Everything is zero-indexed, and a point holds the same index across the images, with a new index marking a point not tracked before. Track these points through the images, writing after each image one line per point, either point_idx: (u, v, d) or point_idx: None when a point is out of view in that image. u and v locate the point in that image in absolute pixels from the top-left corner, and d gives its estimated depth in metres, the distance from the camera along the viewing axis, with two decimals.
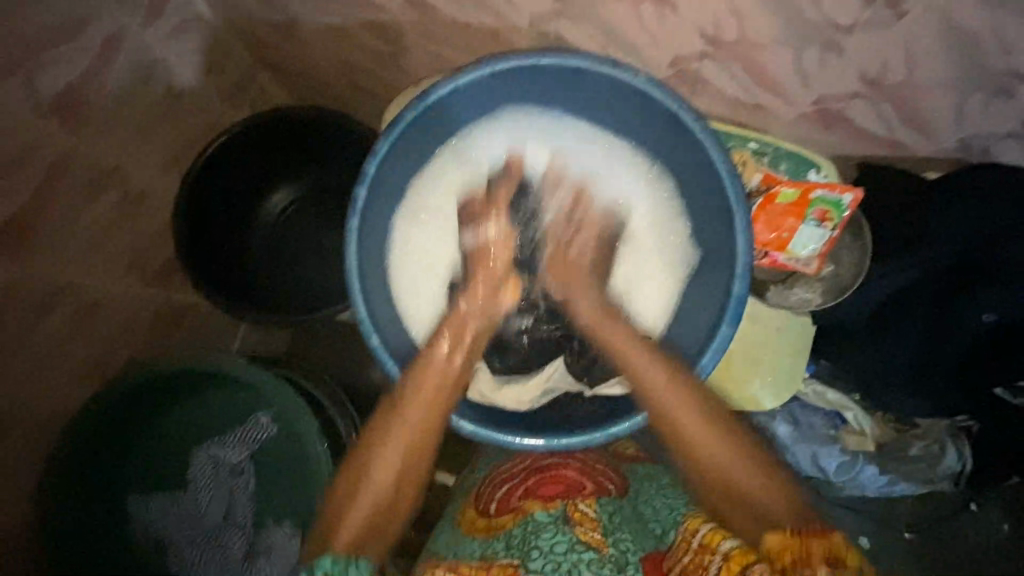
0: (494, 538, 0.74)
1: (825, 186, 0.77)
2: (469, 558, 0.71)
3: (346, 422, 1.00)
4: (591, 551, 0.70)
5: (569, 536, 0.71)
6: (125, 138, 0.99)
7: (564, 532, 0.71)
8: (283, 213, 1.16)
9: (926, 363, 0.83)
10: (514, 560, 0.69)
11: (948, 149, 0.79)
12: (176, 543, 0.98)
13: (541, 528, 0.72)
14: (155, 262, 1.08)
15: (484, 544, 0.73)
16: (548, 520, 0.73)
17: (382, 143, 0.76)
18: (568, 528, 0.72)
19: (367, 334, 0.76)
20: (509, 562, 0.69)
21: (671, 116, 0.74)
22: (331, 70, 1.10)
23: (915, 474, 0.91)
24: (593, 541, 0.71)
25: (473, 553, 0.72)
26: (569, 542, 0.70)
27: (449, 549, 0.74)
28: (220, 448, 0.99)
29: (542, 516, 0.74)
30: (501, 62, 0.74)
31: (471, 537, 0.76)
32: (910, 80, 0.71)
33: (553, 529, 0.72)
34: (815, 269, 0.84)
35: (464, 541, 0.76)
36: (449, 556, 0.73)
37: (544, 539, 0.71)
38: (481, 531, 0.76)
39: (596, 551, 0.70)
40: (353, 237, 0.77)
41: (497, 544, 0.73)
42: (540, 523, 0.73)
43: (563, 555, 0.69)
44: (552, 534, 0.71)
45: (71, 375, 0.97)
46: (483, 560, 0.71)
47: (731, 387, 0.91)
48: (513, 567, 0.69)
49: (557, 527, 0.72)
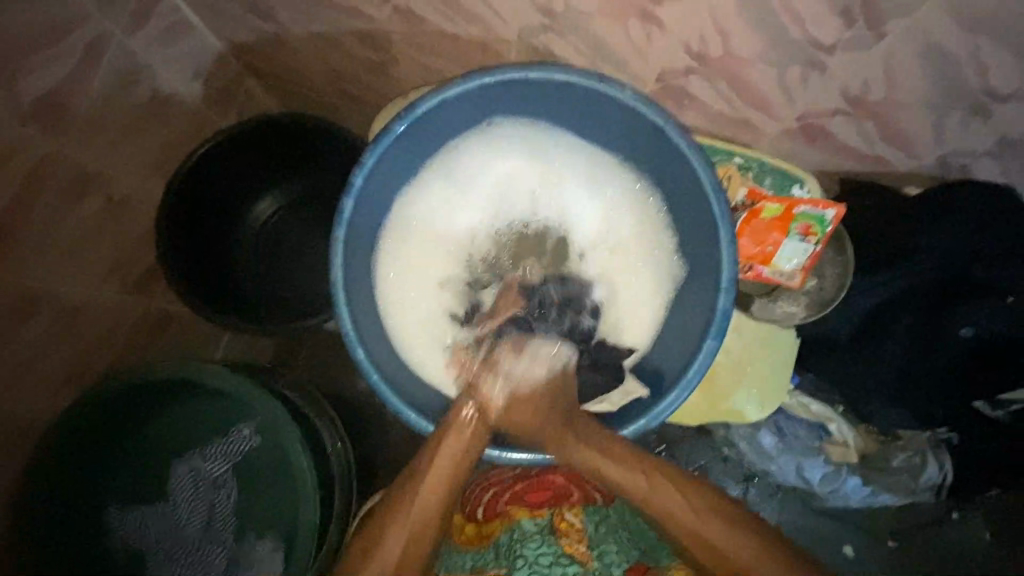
0: (485, 550, 0.76)
1: (808, 202, 0.79)
2: (460, 570, 0.74)
3: (330, 433, 0.99)
4: (575, 565, 0.72)
5: (554, 547, 0.74)
6: (108, 144, 0.98)
7: (551, 543, 0.74)
8: (270, 221, 1.16)
9: (906, 374, 0.85)
10: (501, 571, 0.72)
11: (927, 165, 0.81)
12: (155, 557, 0.95)
13: (528, 537, 0.75)
14: (137, 269, 1.06)
15: (475, 556, 0.76)
16: (534, 530, 0.76)
17: (369, 156, 0.76)
18: (554, 539, 0.75)
19: (352, 346, 0.76)
20: (495, 572, 0.72)
21: (657, 131, 0.75)
22: (320, 78, 1.09)
23: (898, 487, 0.92)
24: (578, 554, 0.74)
25: (465, 565, 0.75)
26: (553, 554, 0.73)
27: (443, 564, 0.76)
28: (201, 460, 0.97)
29: (528, 525, 0.77)
30: (488, 76, 0.75)
31: (463, 550, 0.77)
32: (891, 98, 0.72)
33: (539, 540, 0.75)
34: (799, 283, 0.83)
35: (456, 554, 0.77)
36: (442, 572, 0.75)
37: (530, 549, 0.74)
38: (471, 541, 0.78)
39: (580, 564, 0.73)
40: (339, 249, 0.76)
41: (488, 554, 0.75)
42: (526, 533, 0.76)
43: (548, 567, 0.72)
44: (537, 545, 0.74)
45: (48, 386, 0.95)
46: (473, 572, 0.74)
47: (718, 399, 0.91)
48: None
49: (543, 538, 0.75)
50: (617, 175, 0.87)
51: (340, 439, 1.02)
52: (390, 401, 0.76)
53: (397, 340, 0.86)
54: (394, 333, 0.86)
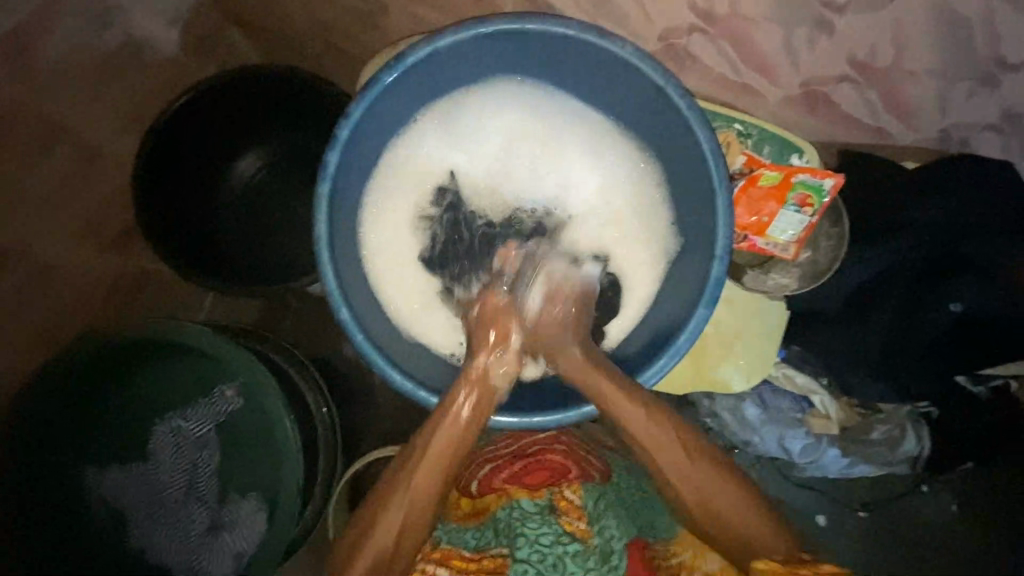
0: (484, 524, 0.76)
1: (807, 170, 0.77)
2: (463, 547, 0.74)
3: (316, 396, 0.98)
4: (576, 544, 0.71)
5: (555, 527, 0.72)
6: (80, 88, 0.93)
7: (551, 523, 0.73)
8: (253, 178, 1.11)
9: (897, 345, 0.84)
10: (504, 550, 0.72)
11: (928, 139, 0.80)
12: (137, 516, 0.94)
13: (528, 517, 0.73)
14: (111, 226, 1.02)
15: (476, 532, 0.75)
16: (534, 510, 0.74)
17: (357, 107, 0.73)
18: (554, 519, 0.73)
19: (336, 306, 0.74)
20: (499, 551, 0.72)
21: (657, 90, 0.72)
22: (308, 30, 1.04)
23: (875, 458, 0.93)
24: (578, 531, 0.72)
25: (467, 541, 0.74)
26: (554, 534, 0.72)
27: (446, 537, 0.75)
28: (182, 420, 0.95)
29: (528, 504, 0.75)
30: (483, 25, 0.71)
31: (463, 525, 0.77)
32: (896, 64, 0.71)
33: (539, 520, 0.73)
34: (792, 255, 0.83)
35: (456, 528, 0.77)
36: (443, 543, 0.75)
37: (531, 529, 0.72)
38: (470, 517, 0.77)
39: (581, 542, 0.71)
40: (323, 203, 0.73)
41: (486, 532, 0.75)
42: (526, 513, 0.74)
43: (549, 547, 0.71)
44: (538, 525, 0.72)
45: (21, 341, 0.92)
46: (476, 550, 0.73)
47: (704, 369, 0.92)
48: (503, 556, 0.72)
49: (543, 518, 0.73)
50: (614, 139, 0.84)
51: (324, 403, 1.00)
52: (374, 361, 0.74)
53: (386, 305, 0.84)
54: (381, 298, 0.84)
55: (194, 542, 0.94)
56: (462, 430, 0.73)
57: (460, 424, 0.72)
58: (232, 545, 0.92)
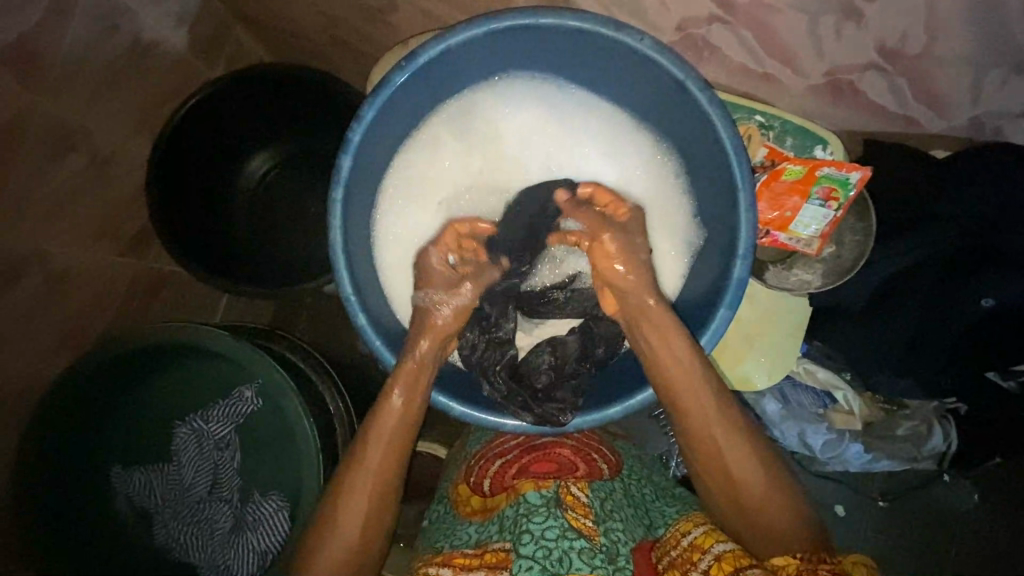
0: (489, 520, 0.71)
1: (833, 164, 0.75)
2: (464, 545, 0.69)
3: (334, 394, 0.97)
4: (583, 540, 0.64)
5: (561, 520, 0.65)
6: (92, 92, 0.93)
7: (556, 516, 0.66)
8: (264, 179, 1.11)
9: (923, 342, 0.82)
10: (506, 544, 0.66)
11: (959, 128, 0.77)
12: (163, 515, 0.96)
13: (533, 511, 0.67)
14: (127, 231, 1.03)
15: (479, 528, 0.71)
16: (540, 503, 0.68)
17: (368, 109, 0.71)
18: (560, 512, 0.66)
19: (353, 312, 0.73)
20: (502, 545, 0.66)
21: (675, 84, 0.70)
22: (313, 27, 1.02)
23: (900, 453, 0.92)
24: (586, 529, 0.65)
25: (468, 540, 0.70)
26: (559, 528, 0.65)
27: (445, 539, 0.72)
28: (203, 422, 0.96)
29: (534, 497, 0.69)
30: (497, 22, 0.69)
31: (468, 522, 0.73)
32: (927, 52, 0.68)
33: (545, 513, 0.66)
34: (817, 250, 0.80)
35: (460, 527, 0.73)
36: (444, 547, 0.71)
37: (536, 524, 0.65)
38: (478, 514, 0.73)
39: (588, 539, 0.64)
40: (338, 209, 0.73)
41: (491, 527, 0.70)
42: (532, 506, 0.68)
43: (554, 541, 0.63)
44: (544, 519, 0.66)
45: (46, 347, 0.94)
46: (477, 546, 0.68)
47: (726, 367, 0.91)
48: (505, 550, 0.66)
49: (549, 511, 0.67)
50: (629, 131, 0.83)
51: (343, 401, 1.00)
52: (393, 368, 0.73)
53: (399, 309, 0.84)
54: (395, 305, 0.84)
55: (217, 542, 0.95)
56: (402, 419, 0.71)
57: (399, 417, 0.71)
58: (256, 544, 0.92)
